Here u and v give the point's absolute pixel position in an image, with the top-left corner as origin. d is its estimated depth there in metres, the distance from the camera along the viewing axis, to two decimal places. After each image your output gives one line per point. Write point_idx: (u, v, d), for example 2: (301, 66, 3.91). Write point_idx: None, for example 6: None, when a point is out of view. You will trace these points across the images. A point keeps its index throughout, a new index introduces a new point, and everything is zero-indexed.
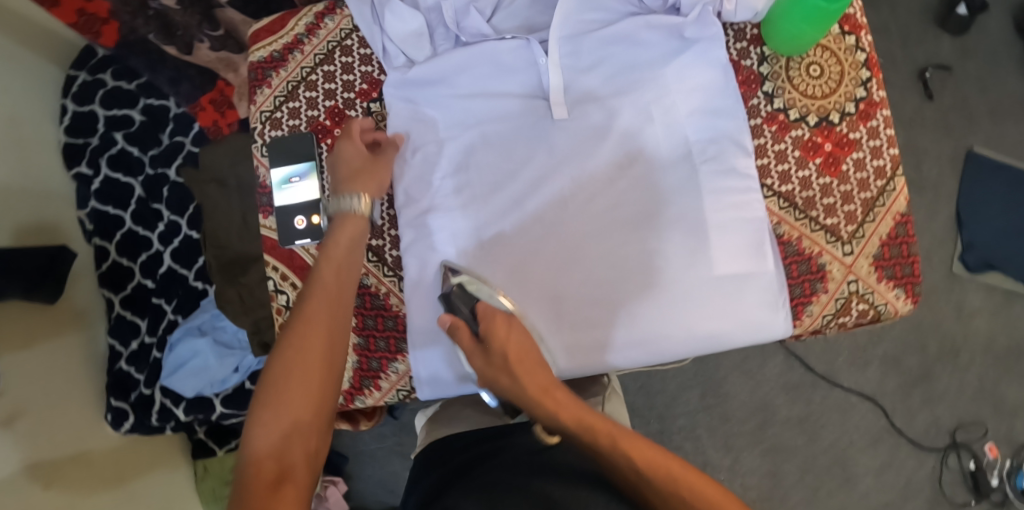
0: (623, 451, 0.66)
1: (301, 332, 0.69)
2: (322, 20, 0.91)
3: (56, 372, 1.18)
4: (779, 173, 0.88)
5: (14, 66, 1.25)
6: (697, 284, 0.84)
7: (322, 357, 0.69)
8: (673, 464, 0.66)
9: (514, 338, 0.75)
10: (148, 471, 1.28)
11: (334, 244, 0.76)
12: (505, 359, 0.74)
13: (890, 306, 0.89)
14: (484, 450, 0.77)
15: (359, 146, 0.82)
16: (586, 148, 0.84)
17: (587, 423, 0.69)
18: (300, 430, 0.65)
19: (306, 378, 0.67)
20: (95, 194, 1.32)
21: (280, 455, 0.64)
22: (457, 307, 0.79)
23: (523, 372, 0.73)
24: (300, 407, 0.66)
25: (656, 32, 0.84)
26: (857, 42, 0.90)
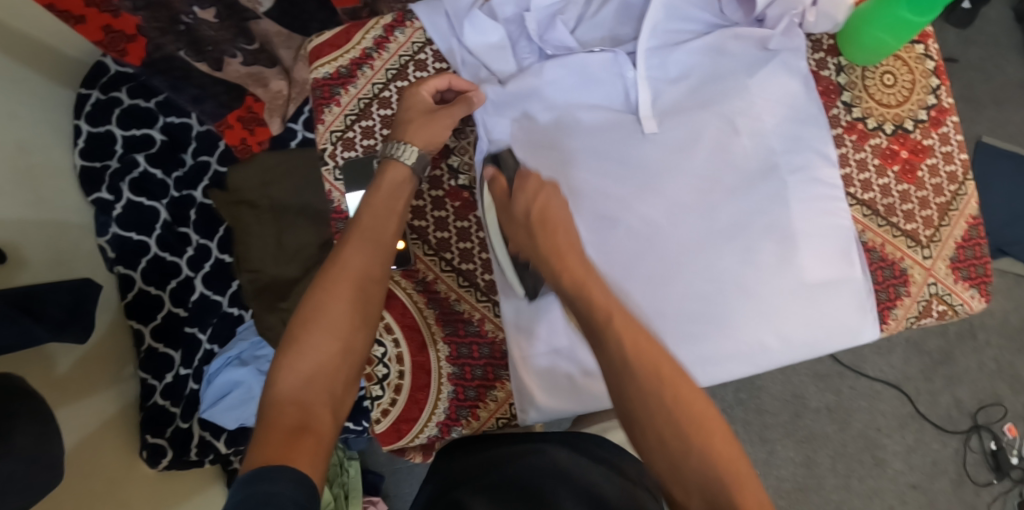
0: (615, 326, 0.64)
1: (330, 286, 0.72)
2: (391, 32, 0.91)
3: (91, 406, 1.12)
4: (861, 182, 0.89)
5: (22, 88, 1.16)
6: (793, 293, 0.83)
7: (350, 302, 0.72)
8: (661, 358, 0.62)
9: (541, 197, 0.75)
10: (195, 493, 1.20)
11: (372, 195, 0.79)
12: (529, 216, 0.75)
13: (966, 306, 0.89)
14: (495, 459, 0.75)
15: (422, 99, 0.84)
16: (675, 160, 0.85)
17: (588, 290, 0.68)
18: (320, 378, 0.67)
19: (331, 328, 0.69)
20: (116, 220, 1.25)
21: (302, 403, 0.65)
22: (504, 163, 0.83)
23: (546, 228, 0.73)
24: (325, 356, 0.68)
25: (742, 42, 0.86)
26: (926, 49, 0.91)
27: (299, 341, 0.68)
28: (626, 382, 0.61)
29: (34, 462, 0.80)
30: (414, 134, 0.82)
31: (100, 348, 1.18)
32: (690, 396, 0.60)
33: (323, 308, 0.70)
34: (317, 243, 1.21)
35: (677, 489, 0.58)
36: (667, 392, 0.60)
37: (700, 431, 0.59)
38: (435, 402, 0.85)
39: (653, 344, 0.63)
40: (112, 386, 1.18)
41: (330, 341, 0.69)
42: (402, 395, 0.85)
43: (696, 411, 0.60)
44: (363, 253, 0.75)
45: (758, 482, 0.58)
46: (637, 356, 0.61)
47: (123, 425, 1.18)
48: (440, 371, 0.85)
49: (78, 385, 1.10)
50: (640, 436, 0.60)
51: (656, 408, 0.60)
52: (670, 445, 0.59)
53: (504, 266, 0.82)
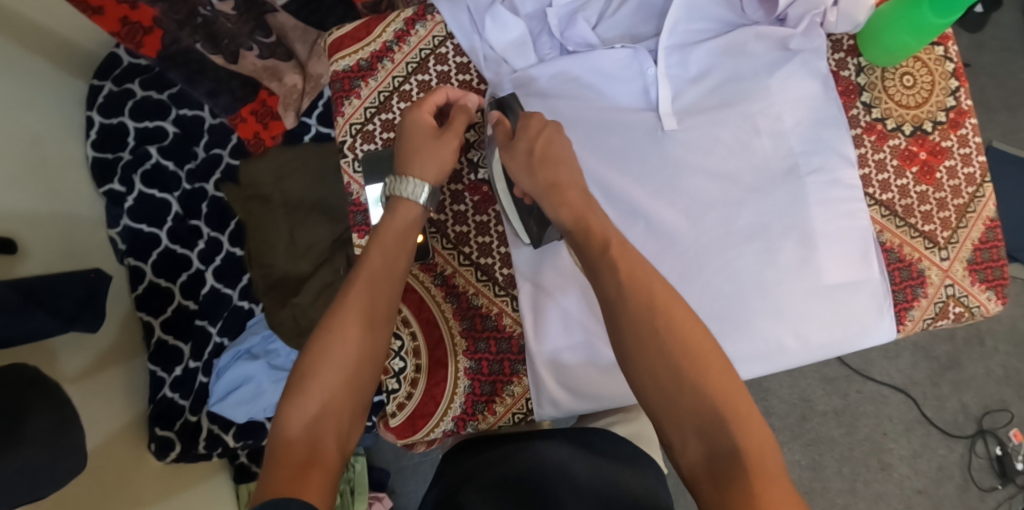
0: (610, 258, 0.65)
1: (339, 316, 0.68)
2: (412, 26, 0.91)
3: (108, 394, 1.13)
4: (880, 183, 0.89)
5: (37, 80, 1.16)
6: (811, 294, 0.84)
7: (360, 334, 0.68)
8: (656, 287, 0.63)
9: (543, 135, 0.74)
10: (201, 481, 1.22)
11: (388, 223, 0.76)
12: (531, 153, 0.74)
13: (982, 308, 0.88)
14: (494, 456, 0.76)
15: (424, 122, 0.80)
16: (698, 158, 0.85)
17: (587, 221, 0.69)
18: (329, 414, 0.64)
19: (340, 362, 0.66)
20: (128, 212, 1.25)
21: (310, 440, 0.62)
22: (509, 107, 0.83)
23: (547, 165, 0.72)
24: (334, 391, 0.65)
25: (763, 42, 0.85)
26: (946, 52, 0.90)
27: (306, 375, 0.65)
28: (622, 314, 0.62)
29: (48, 454, 0.80)
30: (422, 165, 0.78)
31: (106, 331, 1.16)
32: (685, 325, 0.61)
33: (332, 340, 0.67)
34: (329, 238, 1.24)
35: (672, 426, 0.59)
36: (661, 322, 0.61)
37: (696, 363, 0.59)
38: (453, 396, 0.85)
39: (648, 275, 0.64)
40: (118, 365, 1.18)
41: (337, 377, 0.66)
42: (418, 389, 0.85)
43: (691, 342, 0.60)
44: (376, 282, 0.72)
45: (757, 415, 0.58)
46: (631, 283, 0.63)
47: (135, 416, 1.19)
48: (457, 365, 0.85)
49: (82, 371, 1.08)
50: (634, 373, 0.61)
51: (650, 340, 0.60)
52: (663, 378, 0.59)
53: (508, 211, 0.83)
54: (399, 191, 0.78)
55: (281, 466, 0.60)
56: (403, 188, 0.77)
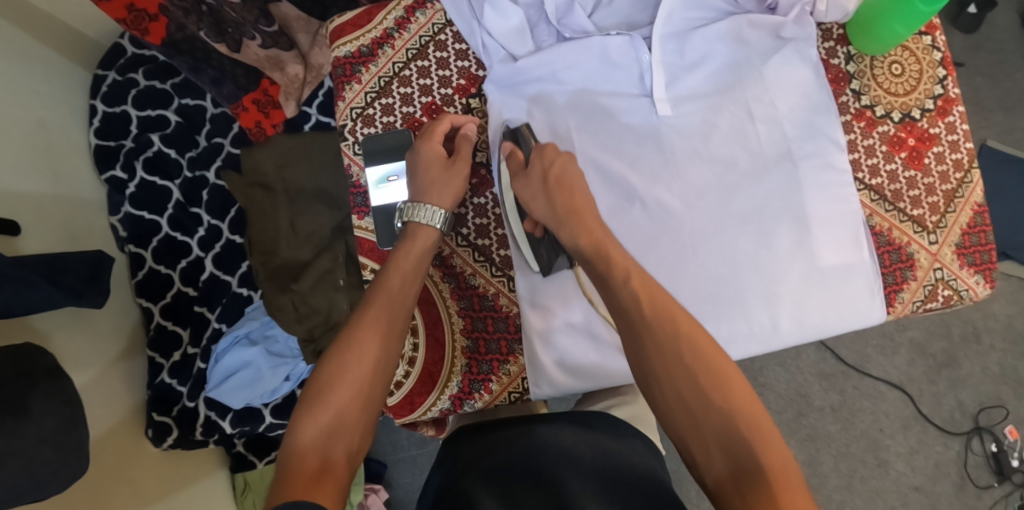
0: (632, 288, 0.68)
1: (357, 335, 0.71)
2: (412, 13, 0.93)
3: (112, 379, 1.15)
4: (869, 167, 0.90)
5: (43, 67, 1.18)
6: (805, 278, 0.85)
7: (375, 353, 0.70)
8: (678, 316, 0.65)
9: (559, 161, 0.78)
10: (203, 467, 1.25)
11: (406, 253, 0.79)
12: (546, 178, 0.77)
13: (971, 291, 0.90)
14: (499, 440, 0.78)
15: (436, 152, 0.85)
16: (695, 141, 0.87)
17: (606, 250, 0.72)
18: (344, 429, 0.66)
19: (354, 378, 0.68)
20: (130, 199, 1.26)
21: (323, 451, 0.64)
22: (522, 140, 0.84)
23: (561, 190, 0.76)
24: (349, 406, 0.67)
25: (757, 31, 0.86)
26: (933, 41, 0.92)
27: (322, 390, 0.67)
28: (647, 339, 0.64)
29: (51, 431, 0.82)
30: (439, 196, 0.83)
31: (107, 315, 1.18)
32: (709, 349, 0.63)
33: (349, 358, 0.69)
34: (330, 226, 1.22)
35: (695, 439, 0.60)
36: (685, 349, 0.63)
37: (717, 382, 0.62)
38: (450, 374, 0.87)
39: (671, 303, 0.66)
40: (120, 354, 1.19)
41: (352, 393, 0.67)
42: (416, 368, 0.87)
43: (713, 362, 0.63)
44: (392, 304, 0.74)
45: (777, 434, 0.60)
46: (653, 308, 0.66)
47: (135, 402, 1.20)
48: (454, 344, 0.88)
49: (85, 361, 1.10)
50: (658, 394, 0.63)
51: (675, 364, 0.63)
52: (685, 394, 0.62)
53: (519, 239, 0.84)
54: (416, 217, 0.81)
55: (295, 476, 0.61)
56: (420, 214, 0.82)
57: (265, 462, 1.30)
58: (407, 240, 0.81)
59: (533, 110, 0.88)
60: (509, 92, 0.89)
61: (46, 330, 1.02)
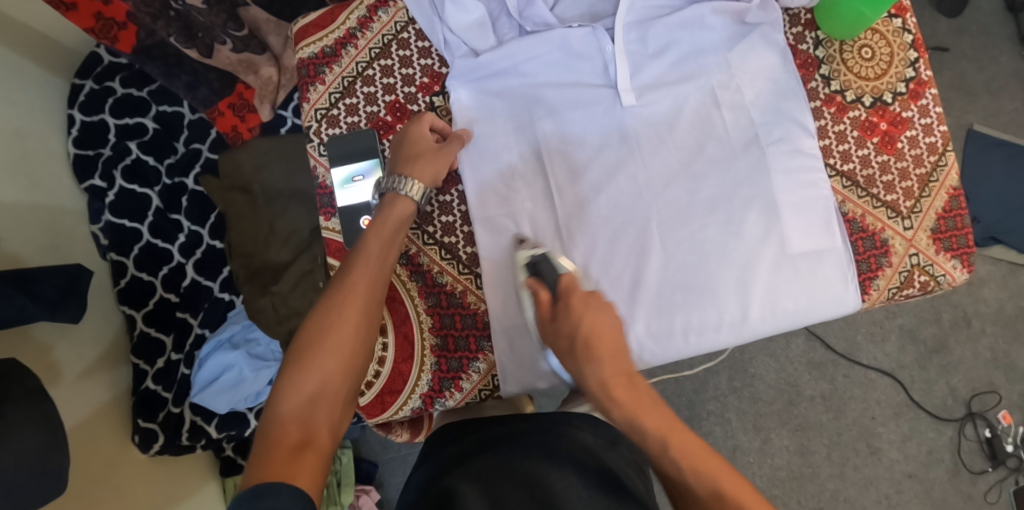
0: (673, 458, 0.66)
1: (338, 310, 0.74)
2: (374, 13, 0.95)
3: (99, 383, 1.16)
4: (840, 153, 0.90)
5: (17, 77, 1.18)
6: (777, 260, 0.87)
7: (355, 326, 0.74)
8: (724, 479, 0.64)
9: (589, 317, 0.73)
10: (192, 471, 1.26)
11: (385, 220, 0.82)
12: (573, 343, 0.72)
13: (948, 277, 0.89)
14: (483, 441, 0.79)
15: (426, 135, 0.87)
16: (659, 131, 0.89)
17: (640, 426, 0.68)
18: (325, 400, 0.70)
19: (336, 350, 0.72)
20: (110, 207, 1.26)
21: (305, 423, 0.68)
22: (544, 273, 0.78)
23: (589, 359, 0.71)
24: (328, 379, 0.71)
25: (723, 17, 0.89)
26: (904, 23, 0.92)
27: (304, 363, 0.71)
28: (695, 509, 0.64)
29: (34, 431, 0.83)
30: (420, 168, 0.85)
31: (89, 323, 1.18)
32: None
33: (330, 334, 0.73)
34: (308, 227, 1.22)
35: None
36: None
37: None
38: (421, 375, 0.89)
39: (717, 465, 0.65)
40: (104, 365, 1.19)
41: (333, 365, 0.72)
42: (385, 368, 0.88)
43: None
44: (374, 275, 0.78)
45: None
46: (697, 476, 0.65)
47: (121, 407, 1.20)
48: (423, 342, 0.89)
49: (72, 377, 1.10)
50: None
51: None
52: None
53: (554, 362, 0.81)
54: (395, 189, 0.84)
55: (277, 447, 0.66)
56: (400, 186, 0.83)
57: None
58: (385, 208, 0.83)
59: (496, 106, 0.90)
60: (473, 87, 0.91)
61: (35, 338, 1.03)
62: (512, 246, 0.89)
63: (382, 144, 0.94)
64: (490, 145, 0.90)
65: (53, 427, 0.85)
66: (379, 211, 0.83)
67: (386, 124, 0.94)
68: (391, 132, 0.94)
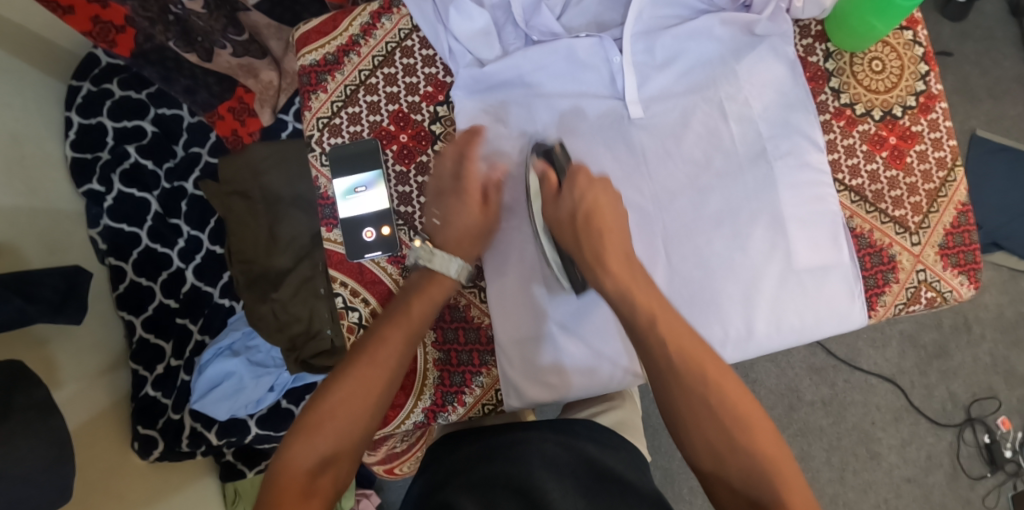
0: (660, 332, 0.76)
1: (364, 367, 0.77)
2: (378, 19, 0.93)
3: (98, 386, 1.15)
4: (849, 167, 0.89)
5: (12, 79, 1.16)
6: (781, 276, 0.86)
7: (377, 386, 0.77)
8: (707, 365, 0.75)
9: (592, 194, 0.83)
10: (192, 472, 1.26)
11: (422, 288, 0.84)
12: (575, 215, 0.82)
13: (955, 293, 0.88)
14: (481, 450, 0.79)
15: (461, 198, 0.86)
16: (665, 144, 0.88)
17: (631, 296, 0.79)
18: (336, 460, 0.73)
19: (356, 406, 0.75)
20: (108, 212, 1.25)
21: (314, 469, 0.72)
22: (556, 161, 0.85)
23: (589, 232, 0.82)
24: (342, 432, 0.74)
25: (731, 28, 0.88)
26: (914, 36, 0.91)
27: (325, 414, 0.74)
28: (679, 386, 0.74)
29: (35, 438, 0.82)
30: (456, 243, 0.86)
31: (87, 328, 1.17)
32: (733, 394, 0.74)
33: (353, 389, 0.76)
34: (308, 233, 1.21)
35: (719, 480, 0.71)
36: (713, 399, 0.73)
37: (742, 427, 0.72)
38: (422, 387, 0.89)
39: (700, 352, 0.76)
40: (101, 372, 1.17)
41: (350, 421, 0.75)
42: None
43: (739, 412, 0.73)
44: (404, 337, 0.80)
45: (800, 477, 0.70)
46: (680, 354, 0.75)
47: (121, 411, 1.20)
48: (426, 357, 0.89)
49: (71, 382, 1.09)
50: (687, 437, 0.73)
51: (704, 410, 0.73)
52: (713, 439, 0.72)
53: (551, 258, 0.86)
54: (433, 266, 0.85)
55: (285, 487, 0.70)
56: (434, 261, 0.85)
57: (256, 471, 1.29)
58: (424, 280, 0.85)
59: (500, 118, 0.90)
60: (478, 98, 0.90)
61: (34, 339, 1.03)
62: (513, 257, 0.89)
63: (385, 154, 0.92)
64: (494, 157, 0.89)
65: (54, 435, 0.84)
66: (416, 281, 0.85)
67: (389, 133, 0.92)
68: (394, 142, 0.92)
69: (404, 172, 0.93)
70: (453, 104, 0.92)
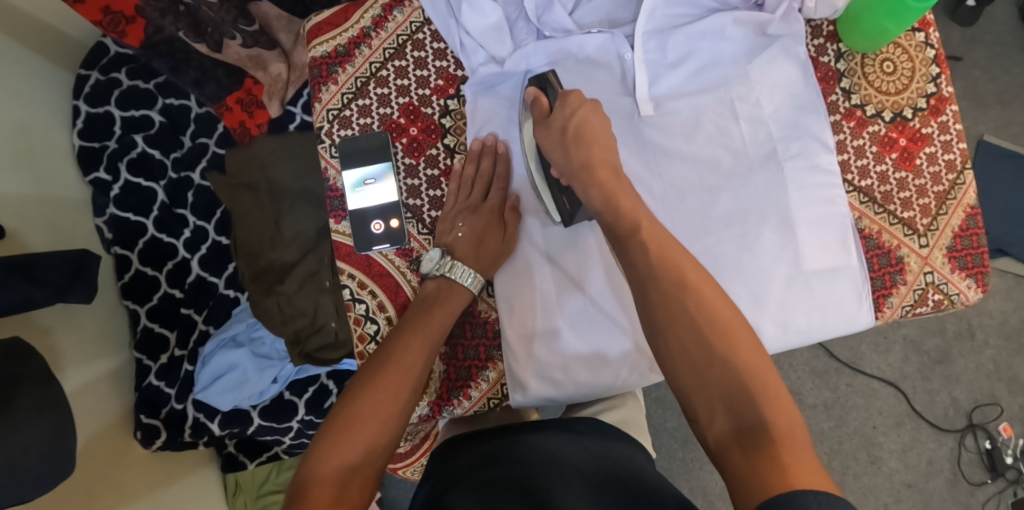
0: (640, 237, 0.72)
1: (386, 375, 0.76)
2: (389, 12, 0.93)
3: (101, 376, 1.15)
4: (858, 169, 0.89)
5: (21, 66, 1.16)
6: (791, 277, 0.86)
7: (402, 392, 0.75)
8: (686, 267, 0.68)
9: (584, 107, 0.80)
10: (194, 463, 1.26)
11: (438, 298, 0.84)
12: (566, 131, 0.79)
13: (962, 296, 0.88)
14: (488, 451, 0.79)
15: (484, 217, 0.87)
16: (677, 143, 0.88)
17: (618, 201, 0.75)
18: (361, 467, 0.70)
19: (383, 413, 0.73)
20: (114, 201, 1.24)
21: (342, 483, 0.69)
22: (547, 88, 0.84)
23: (580, 144, 0.78)
24: (371, 442, 0.72)
25: (743, 27, 0.88)
26: (927, 38, 0.91)
27: (349, 423, 0.72)
28: (655, 291, 0.68)
29: (41, 422, 0.81)
30: (472, 255, 0.86)
31: (92, 316, 1.17)
32: (714, 300, 0.67)
33: (377, 396, 0.74)
34: (315, 227, 1.20)
35: (700, 398, 0.65)
36: (690, 300, 0.67)
37: (727, 342, 0.65)
38: (429, 381, 0.89)
39: (678, 254, 0.70)
40: (105, 361, 1.17)
41: (378, 429, 0.73)
42: None
43: (720, 320, 0.66)
44: (423, 344, 0.79)
45: (784, 391, 0.64)
46: (660, 258, 0.69)
47: (124, 399, 1.19)
48: None
49: (75, 370, 1.09)
50: (662, 345, 0.67)
51: (680, 315, 0.66)
52: (691, 350, 0.65)
53: (539, 186, 0.86)
54: (451, 274, 0.85)
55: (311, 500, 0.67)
56: (454, 271, 0.85)
57: (257, 463, 1.28)
58: (441, 296, 0.85)
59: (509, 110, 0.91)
60: (489, 94, 0.91)
61: (38, 324, 1.03)
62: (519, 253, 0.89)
63: (395, 146, 0.92)
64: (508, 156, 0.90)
65: (59, 419, 0.84)
66: (426, 294, 0.85)
67: (399, 126, 0.92)
68: (405, 134, 0.92)
69: (414, 164, 0.92)
70: (465, 98, 0.92)
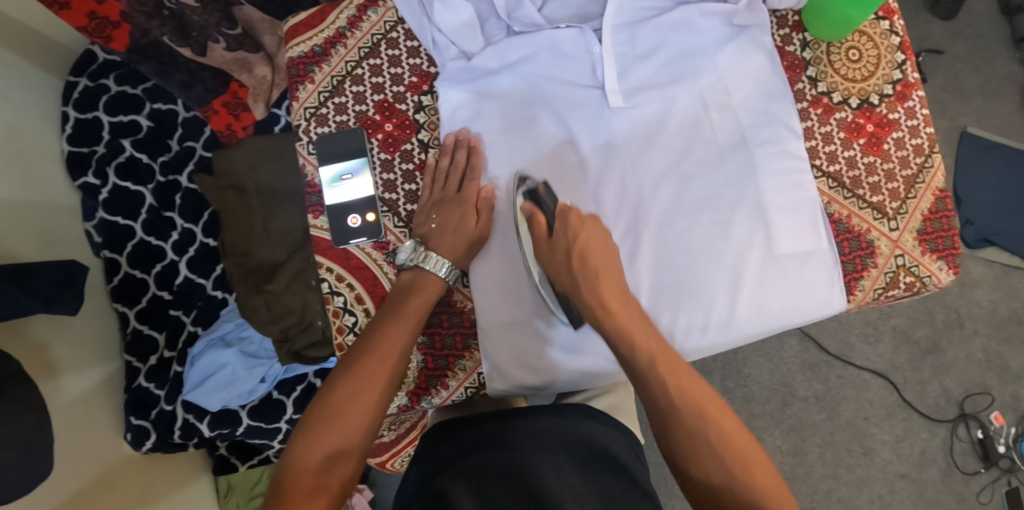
0: (658, 370, 0.75)
1: (366, 365, 0.77)
2: (364, 12, 0.96)
3: (91, 381, 1.16)
4: (827, 154, 0.90)
5: (11, 74, 1.19)
6: (766, 263, 0.87)
7: (381, 382, 0.76)
8: (706, 400, 0.73)
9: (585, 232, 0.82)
10: (183, 468, 1.27)
11: (418, 291, 0.85)
12: (569, 254, 0.81)
13: (934, 278, 0.89)
14: (482, 435, 0.77)
15: (461, 208, 0.88)
16: (649, 133, 0.90)
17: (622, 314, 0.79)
18: (343, 458, 0.72)
19: (362, 403, 0.75)
20: (103, 204, 1.26)
21: (322, 470, 0.71)
22: (542, 201, 0.85)
23: (587, 269, 0.81)
24: (350, 430, 0.73)
25: (710, 19, 0.89)
26: (891, 26, 0.92)
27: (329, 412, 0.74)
28: (677, 423, 0.72)
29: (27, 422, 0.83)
30: (446, 246, 0.87)
31: (81, 319, 1.18)
32: (735, 433, 0.72)
33: (356, 386, 0.75)
34: (301, 226, 1.21)
35: None
36: (712, 434, 0.72)
37: (748, 470, 0.70)
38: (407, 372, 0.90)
39: (697, 388, 0.74)
40: (95, 363, 1.19)
41: (357, 418, 0.74)
42: None
43: (740, 449, 0.71)
44: (403, 334, 0.80)
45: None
46: (678, 391, 0.73)
47: (113, 403, 1.20)
48: None
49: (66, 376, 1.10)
50: (689, 476, 0.72)
51: (705, 447, 0.71)
52: (715, 478, 0.70)
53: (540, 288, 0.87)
54: (426, 264, 0.86)
55: (292, 487, 0.70)
56: (427, 262, 0.86)
57: (248, 464, 1.30)
58: (419, 287, 0.86)
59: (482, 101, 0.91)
60: (464, 88, 0.92)
61: (29, 329, 1.04)
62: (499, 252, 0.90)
63: (371, 142, 0.94)
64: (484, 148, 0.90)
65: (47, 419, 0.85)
66: (409, 291, 0.85)
67: (375, 122, 0.94)
68: (380, 130, 0.94)
69: (389, 159, 0.94)
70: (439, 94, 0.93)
